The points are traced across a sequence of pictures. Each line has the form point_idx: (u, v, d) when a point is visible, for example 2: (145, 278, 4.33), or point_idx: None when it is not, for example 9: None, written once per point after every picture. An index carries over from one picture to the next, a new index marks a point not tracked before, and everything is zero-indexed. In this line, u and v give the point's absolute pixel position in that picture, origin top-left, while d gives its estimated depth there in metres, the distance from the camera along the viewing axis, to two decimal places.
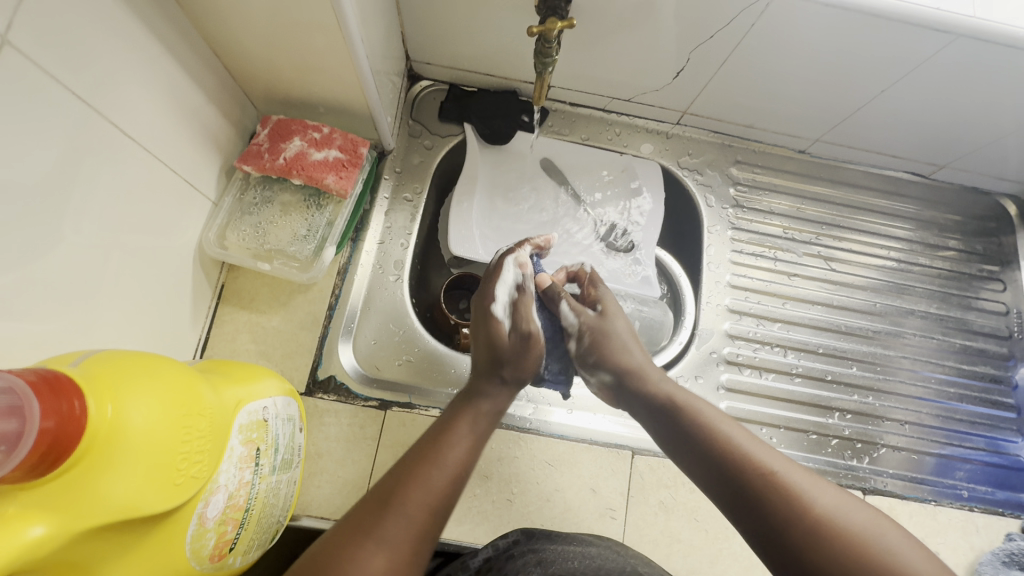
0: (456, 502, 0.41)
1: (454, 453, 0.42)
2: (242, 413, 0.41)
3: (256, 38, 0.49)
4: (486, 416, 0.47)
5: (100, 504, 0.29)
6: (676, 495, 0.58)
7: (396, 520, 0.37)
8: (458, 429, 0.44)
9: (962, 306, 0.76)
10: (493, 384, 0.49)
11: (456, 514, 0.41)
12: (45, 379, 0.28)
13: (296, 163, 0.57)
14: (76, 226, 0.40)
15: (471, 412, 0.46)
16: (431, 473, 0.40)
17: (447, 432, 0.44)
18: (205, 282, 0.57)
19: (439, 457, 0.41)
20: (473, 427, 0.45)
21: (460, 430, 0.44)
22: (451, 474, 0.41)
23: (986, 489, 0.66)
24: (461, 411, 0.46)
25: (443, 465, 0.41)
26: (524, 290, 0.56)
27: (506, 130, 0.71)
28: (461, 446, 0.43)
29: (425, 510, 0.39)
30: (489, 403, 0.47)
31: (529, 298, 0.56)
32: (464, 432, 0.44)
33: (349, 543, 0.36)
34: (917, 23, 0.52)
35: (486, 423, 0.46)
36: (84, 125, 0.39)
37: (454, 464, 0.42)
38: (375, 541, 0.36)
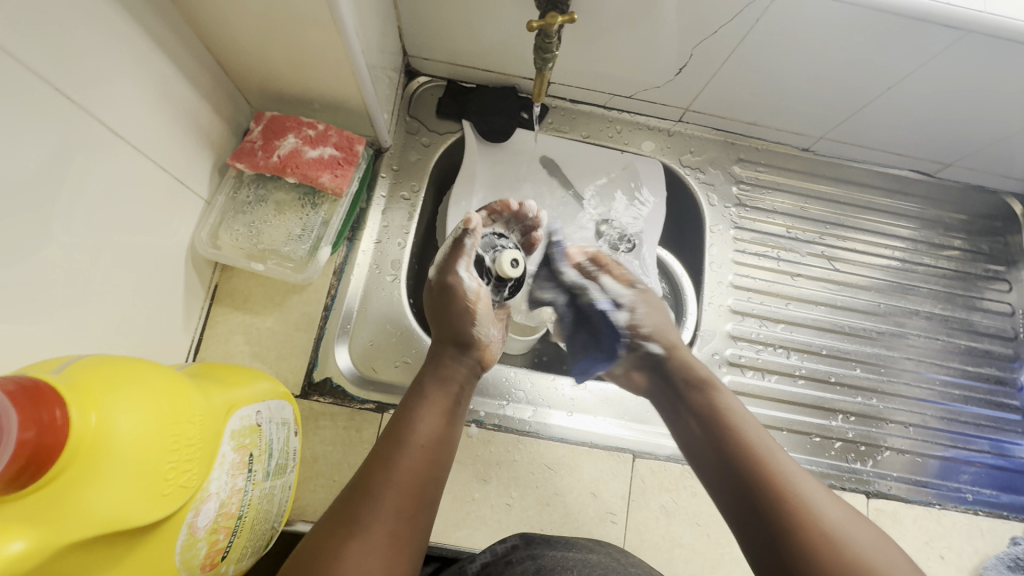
0: (430, 477, 0.43)
1: (415, 433, 0.44)
2: (235, 417, 0.40)
3: (249, 31, 0.48)
4: (442, 395, 0.48)
5: (85, 516, 0.28)
6: (678, 499, 0.57)
7: (369, 506, 0.39)
8: (418, 412, 0.45)
9: (967, 306, 0.75)
10: (442, 361, 0.50)
11: (433, 488, 0.43)
12: (26, 387, 0.27)
13: (290, 161, 0.56)
14: (65, 226, 0.39)
15: (423, 390, 0.48)
16: (394, 453, 0.42)
17: (407, 417, 0.45)
18: (198, 282, 0.56)
19: (400, 438, 0.43)
20: (429, 403, 0.46)
21: (417, 408, 0.46)
22: (415, 454, 0.42)
23: (990, 492, 0.66)
24: (413, 393, 0.47)
25: (405, 445, 0.42)
26: (452, 277, 0.54)
27: (505, 127, 0.70)
28: (422, 427, 0.44)
29: (396, 491, 0.40)
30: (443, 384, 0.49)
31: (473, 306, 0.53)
32: (423, 409, 0.46)
33: (328, 533, 0.37)
34: (930, 19, 0.50)
35: (443, 396, 0.48)
36: (71, 124, 0.38)
37: (417, 441, 0.43)
38: (349, 527, 0.37)
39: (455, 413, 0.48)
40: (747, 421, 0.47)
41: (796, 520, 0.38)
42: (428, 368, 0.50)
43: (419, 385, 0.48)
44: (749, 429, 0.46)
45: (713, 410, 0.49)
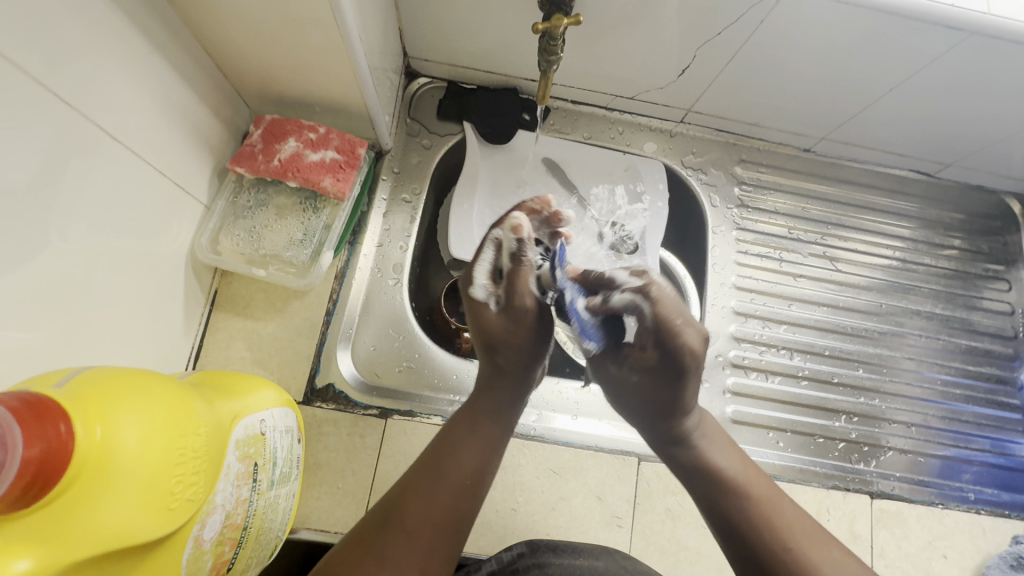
0: (464, 514, 0.43)
1: (457, 467, 0.43)
2: (239, 427, 0.39)
3: (250, 34, 0.47)
4: (488, 422, 0.47)
5: (89, 533, 0.28)
6: (684, 501, 0.57)
7: (400, 541, 0.40)
8: (461, 439, 0.45)
9: (966, 305, 0.76)
10: (498, 390, 0.48)
11: (467, 523, 0.43)
12: (29, 404, 0.27)
13: (291, 165, 0.55)
14: (64, 232, 0.38)
15: (472, 419, 0.47)
16: (432, 488, 0.42)
17: (448, 445, 0.45)
18: (198, 288, 0.55)
19: (443, 472, 0.43)
20: (477, 437, 0.45)
21: (465, 442, 0.45)
22: (453, 489, 0.43)
23: (992, 491, 0.66)
24: (462, 419, 0.47)
25: (447, 480, 0.43)
26: (528, 299, 0.47)
27: (506, 129, 0.70)
28: (463, 459, 0.44)
29: (429, 526, 0.41)
30: (490, 408, 0.47)
31: (537, 312, 0.48)
32: (471, 443, 0.45)
33: (355, 559, 0.39)
34: (932, 20, 0.51)
35: (492, 428, 0.47)
36: (68, 131, 0.37)
37: (458, 476, 0.43)
38: (377, 561, 0.39)
39: (499, 444, 0.47)
40: (756, 475, 0.46)
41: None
42: (482, 396, 0.48)
43: (472, 414, 0.47)
44: (753, 484, 0.45)
45: (712, 466, 0.47)
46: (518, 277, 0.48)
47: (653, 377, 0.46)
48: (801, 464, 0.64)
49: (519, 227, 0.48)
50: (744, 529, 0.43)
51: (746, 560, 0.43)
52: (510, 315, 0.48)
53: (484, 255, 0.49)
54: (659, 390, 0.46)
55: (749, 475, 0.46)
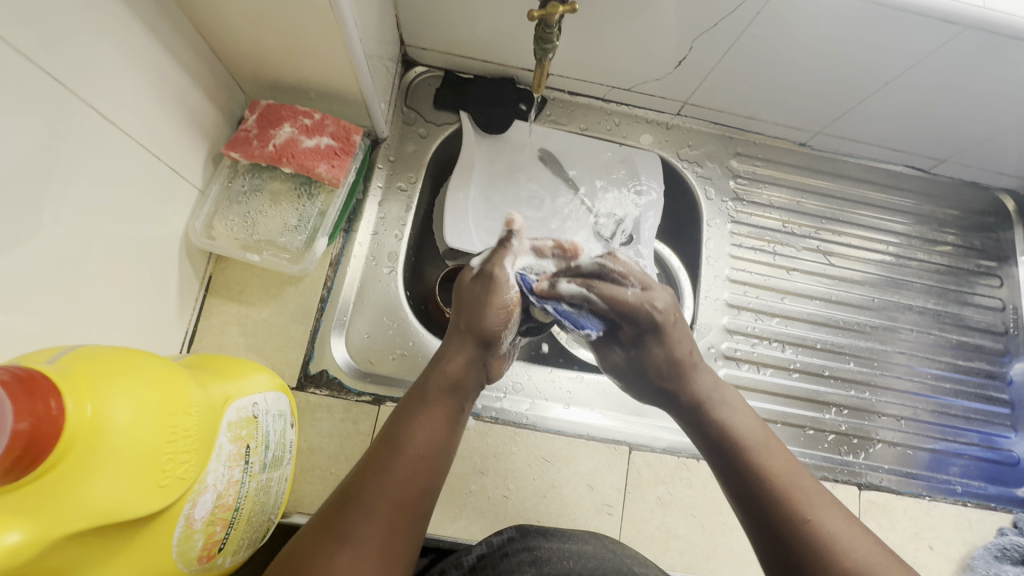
0: (423, 488, 0.41)
1: (409, 440, 0.42)
2: (231, 409, 0.39)
3: (245, 19, 0.47)
4: (441, 396, 0.46)
5: (81, 507, 0.28)
6: (673, 490, 0.58)
7: (359, 516, 0.38)
8: (414, 416, 0.44)
9: (958, 301, 0.76)
10: (449, 366, 0.49)
11: (427, 497, 0.41)
12: (21, 377, 0.27)
13: (286, 150, 0.55)
14: (58, 214, 0.38)
15: (423, 394, 0.46)
16: (390, 463, 0.41)
17: (403, 421, 0.44)
18: (192, 273, 0.55)
19: (396, 446, 0.42)
20: (428, 410, 0.45)
21: (417, 416, 0.44)
22: (409, 460, 0.41)
23: (979, 484, 0.67)
24: (415, 397, 0.46)
25: (399, 454, 0.41)
26: (498, 269, 0.53)
27: (503, 118, 0.70)
28: (417, 432, 0.43)
29: (389, 498, 0.39)
30: (440, 384, 0.47)
31: (504, 280, 0.52)
32: (423, 417, 0.44)
33: (315, 541, 0.36)
34: (928, 14, 0.51)
35: (446, 403, 0.46)
36: (62, 110, 0.37)
37: (412, 450, 0.42)
38: (338, 538, 0.36)
39: (454, 421, 0.46)
40: (776, 444, 0.46)
41: (815, 542, 0.39)
42: (433, 372, 0.48)
43: (423, 389, 0.47)
44: (772, 456, 0.45)
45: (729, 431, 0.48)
46: (498, 252, 0.55)
47: (644, 350, 0.54)
48: (791, 455, 0.64)
49: (513, 220, 0.56)
50: (763, 494, 0.43)
51: (769, 530, 0.41)
52: (480, 279, 0.53)
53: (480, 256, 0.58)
54: (651, 354, 0.54)
55: (769, 444, 0.46)
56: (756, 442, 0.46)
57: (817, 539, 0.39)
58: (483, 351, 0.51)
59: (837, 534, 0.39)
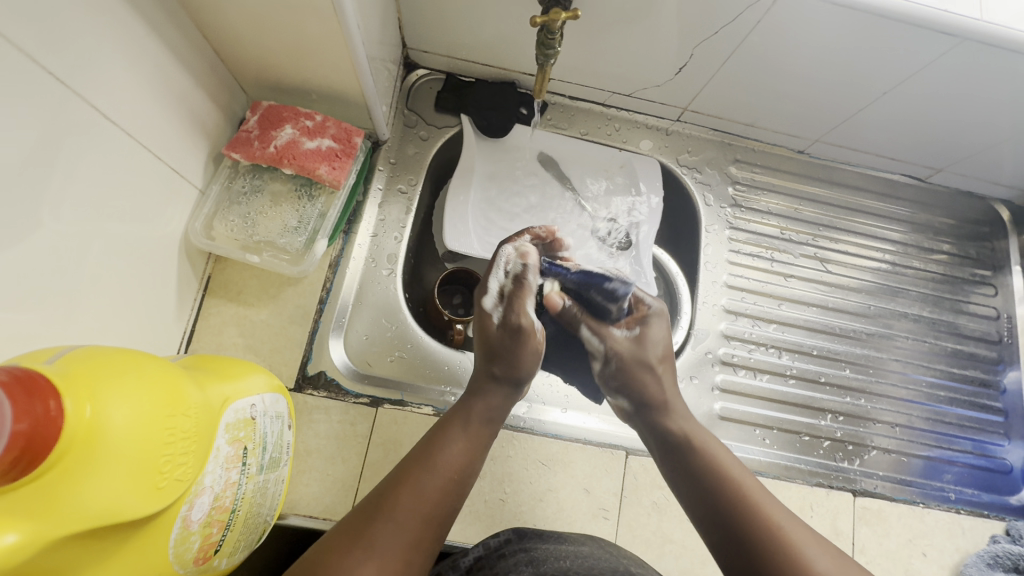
0: (450, 508, 0.42)
1: (444, 461, 0.44)
2: (229, 411, 0.39)
3: (249, 21, 0.47)
4: (479, 423, 0.48)
5: (78, 508, 0.28)
6: (670, 495, 0.58)
7: (388, 529, 0.39)
8: (451, 437, 0.45)
9: (953, 309, 0.77)
10: (488, 396, 0.50)
11: (451, 518, 0.42)
12: (20, 378, 0.27)
13: (287, 152, 0.55)
14: (57, 213, 0.38)
15: (464, 420, 0.47)
16: (424, 482, 0.42)
17: (439, 440, 0.45)
18: (191, 273, 0.55)
19: (430, 465, 0.43)
20: (467, 436, 0.46)
21: (451, 439, 0.45)
22: (442, 481, 0.42)
23: (972, 492, 0.68)
24: (453, 418, 0.47)
25: (434, 474, 0.42)
26: (523, 319, 0.52)
27: (503, 122, 0.70)
28: (451, 454, 0.44)
29: (418, 515, 0.40)
30: (481, 412, 0.48)
31: (530, 329, 0.52)
32: (456, 441, 0.45)
33: (345, 548, 0.37)
34: (926, 25, 0.51)
35: (480, 428, 0.47)
36: (63, 110, 0.37)
37: (447, 471, 0.43)
38: (366, 548, 0.37)
39: (485, 446, 0.47)
40: (731, 457, 0.48)
41: (785, 552, 0.40)
42: (476, 402, 0.49)
43: (464, 414, 0.48)
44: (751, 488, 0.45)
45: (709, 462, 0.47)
46: (518, 295, 0.54)
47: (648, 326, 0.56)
48: (786, 461, 0.65)
49: (520, 243, 0.57)
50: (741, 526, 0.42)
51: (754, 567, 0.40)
52: (507, 330, 0.52)
53: (489, 279, 0.55)
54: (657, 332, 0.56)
55: (729, 460, 0.48)
56: (721, 459, 0.47)
57: (787, 549, 0.40)
58: (517, 389, 0.51)
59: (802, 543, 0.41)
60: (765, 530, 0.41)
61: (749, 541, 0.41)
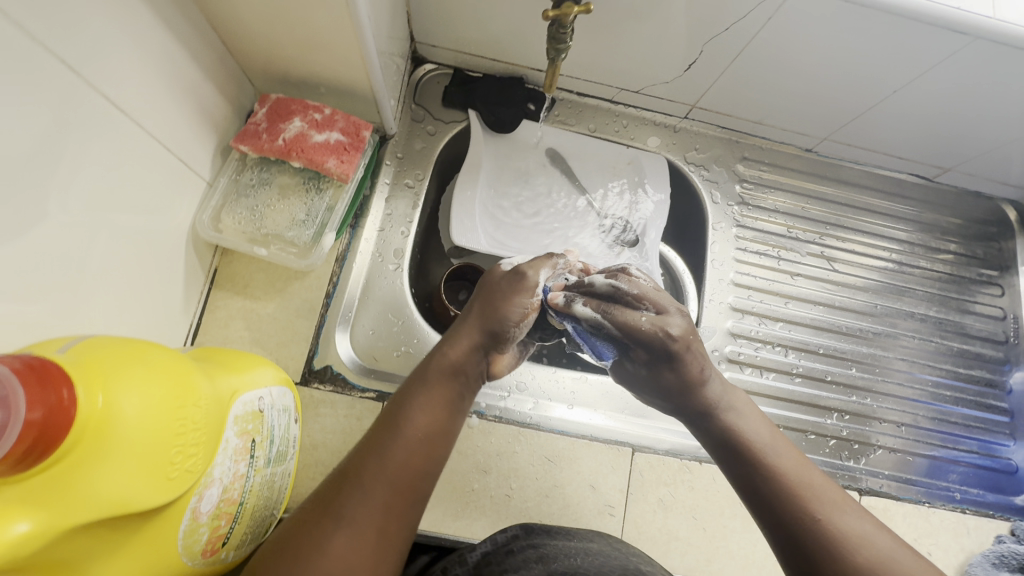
0: (422, 471, 0.39)
1: (409, 422, 0.40)
2: (238, 403, 0.39)
3: (258, 12, 0.47)
4: (443, 379, 0.43)
5: (91, 498, 0.28)
6: (676, 492, 0.58)
7: (356, 498, 0.36)
8: (412, 397, 0.42)
9: (959, 309, 0.77)
10: (452, 349, 0.45)
11: (427, 481, 0.39)
12: (33, 367, 0.27)
13: (296, 145, 0.55)
14: (64, 203, 0.38)
15: (424, 376, 0.43)
16: (388, 446, 0.38)
17: (401, 402, 0.41)
18: (198, 265, 0.55)
19: (394, 428, 0.39)
20: (428, 392, 0.42)
21: (415, 400, 0.42)
22: (407, 444, 0.39)
23: (977, 491, 0.68)
24: (414, 379, 0.43)
25: (398, 438, 0.39)
26: (529, 270, 0.49)
27: (512, 118, 0.69)
28: (413, 415, 0.40)
29: (384, 480, 0.37)
30: (442, 366, 0.44)
31: (532, 281, 0.48)
32: (421, 402, 0.41)
33: (313, 522, 0.35)
34: (937, 23, 0.51)
35: (445, 386, 0.43)
36: (72, 99, 0.37)
37: (412, 432, 0.40)
38: (335, 519, 0.35)
39: (455, 405, 0.43)
40: (765, 426, 0.46)
41: (827, 542, 0.37)
42: (437, 355, 0.45)
43: (424, 373, 0.44)
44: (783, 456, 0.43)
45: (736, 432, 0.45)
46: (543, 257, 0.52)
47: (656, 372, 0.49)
48: None
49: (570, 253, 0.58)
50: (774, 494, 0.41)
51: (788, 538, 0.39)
52: (509, 273, 0.49)
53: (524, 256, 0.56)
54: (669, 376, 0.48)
55: (778, 445, 0.44)
56: (763, 444, 0.44)
57: (829, 540, 0.37)
58: (491, 342, 0.47)
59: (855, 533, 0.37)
60: (797, 499, 0.40)
61: (792, 530, 0.39)
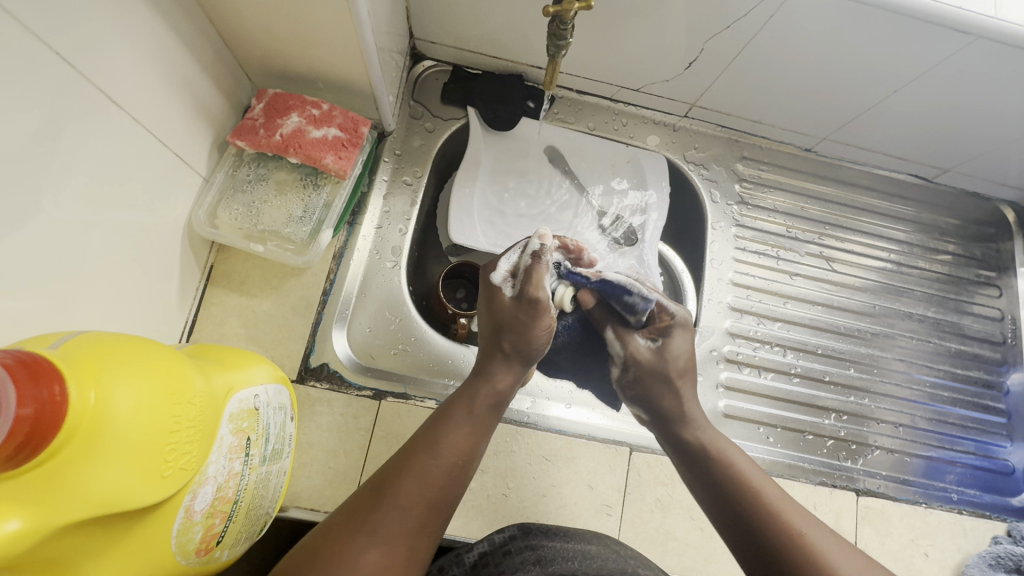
0: (453, 493, 0.42)
1: (449, 447, 0.43)
2: (233, 400, 0.38)
3: (256, 6, 0.47)
4: (486, 409, 0.46)
5: (83, 496, 0.28)
6: (673, 492, 0.57)
7: (391, 514, 0.38)
8: (455, 422, 0.44)
9: (957, 310, 0.77)
10: (495, 378, 0.48)
11: (454, 502, 0.42)
12: (24, 362, 0.26)
13: (293, 140, 0.54)
14: (58, 197, 0.37)
15: (470, 407, 0.46)
16: (427, 467, 0.41)
17: (444, 424, 0.44)
18: (194, 262, 0.54)
19: (436, 450, 0.42)
20: (471, 420, 0.45)
21: (456, 425, 0.44)
22: (447, 466, 0.42)
23: (974, 492, 0.68)
24: (459, 403, 0.46)
25: (438, 459, 0.42)
26: (540, 292, 0.49)
27: (511, 115, 0.69)
28: (457, 440, 0.43)
29: (420, 500, 0.40)
30: (488, 396, 0.47)
31: (547, 304, 0.49)
32: (461, 426, 0.44)
33: (344, 534, 0.37)
34: (939, 22, 0.51)
35: (486, 414, 0.46)
36: (66, 91, 0.37)
37: (451, 457, 0.42)
38: (368, 533, 0.37)
39: (489, 430, 0.46)
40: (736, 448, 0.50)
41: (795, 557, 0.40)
42: (480, 384, 0.47)
43: (468, 398, 0.46)
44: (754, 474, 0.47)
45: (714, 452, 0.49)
46: (538, 269, 0.49)
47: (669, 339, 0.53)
48: (790, 459, 0.65)
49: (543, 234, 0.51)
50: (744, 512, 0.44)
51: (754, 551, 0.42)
52: (523, 302, 0.49)
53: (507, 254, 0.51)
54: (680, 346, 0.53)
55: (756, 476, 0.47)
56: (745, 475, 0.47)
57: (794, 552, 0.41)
58: (525, 369, 0.50)
59: (826, 550, 0.40)
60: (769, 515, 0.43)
61: (767, 548, 0.42)
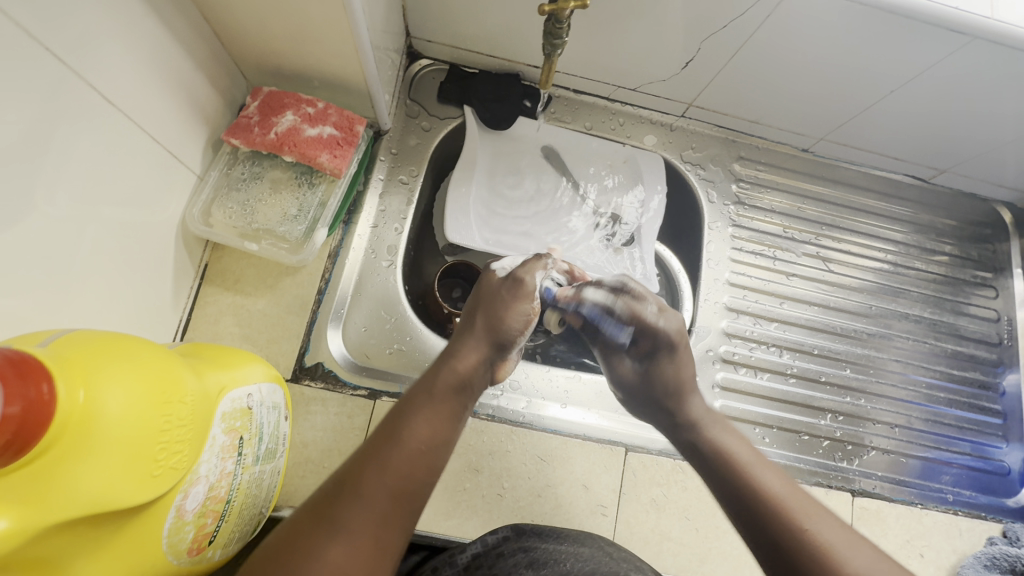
0: (422, 482, 0.38)
1: (411, 433, 0.39)
2: (226, 400, 0.38)
3: (251, 4, 0.46)
4: (448, 392, 0.43)
5: (71, 496, 0.28)
6: (668, 492, 0.57)
7: (354, 506, 0.35)
8: (416, 408, 0.41)
9: (953, 311, 0.77)
10: (460, 360, 0.46)
11: (424, 493, 0.39)
12: (12, 361, 0.26)
13: (288, 139, 0.54)
14: (51, 195, 0.37)
15: (430, 390, 0.43)
16: (389, 455, 0.38)
17: (404, 412, 0.41)
18: (188, 261, 0.54)
19: (396, 438, 0.39)
20: (433, 404, 0.42)
21: (418, 410, 0.41)
22: (410, 454, 0.38)
23: (969, 493, 0.68)
24: (418, 390, 0.43)
25: (400, 448, 0.38)
26: (527, 276, 0.52)
27: (506, 114, 0.69)
28: (417, 426, 0.40)
29: (384, 490, 0.36)
30: (450, 379, 0.44)
31: (531, 286, 0.51)
32: (424, 413, 0.41)
33: (307, 530, 0.34)
34: (936, 23, 0.51)
35: (451, 399, 0.43)
36: (59, 88, 0.36)
37: (414, 443, 0.39)
38: (331, 527, 0.34)
39: (458, 417, 0.43)
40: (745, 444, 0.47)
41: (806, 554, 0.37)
42: (444, 366, 0.45)
43: (429, 383, 0.44)
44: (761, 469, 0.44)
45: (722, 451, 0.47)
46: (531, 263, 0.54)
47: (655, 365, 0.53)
48: (785, 460, 0.65)
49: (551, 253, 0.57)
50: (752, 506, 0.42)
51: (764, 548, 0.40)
52: (507, 281, 0.52)
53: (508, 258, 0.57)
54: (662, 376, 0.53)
55: (762, 467, 0.44)
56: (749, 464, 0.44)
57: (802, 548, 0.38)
58: (495, 353, 0.48)
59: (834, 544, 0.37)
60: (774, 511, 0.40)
61: (775, 544, 0.39)
